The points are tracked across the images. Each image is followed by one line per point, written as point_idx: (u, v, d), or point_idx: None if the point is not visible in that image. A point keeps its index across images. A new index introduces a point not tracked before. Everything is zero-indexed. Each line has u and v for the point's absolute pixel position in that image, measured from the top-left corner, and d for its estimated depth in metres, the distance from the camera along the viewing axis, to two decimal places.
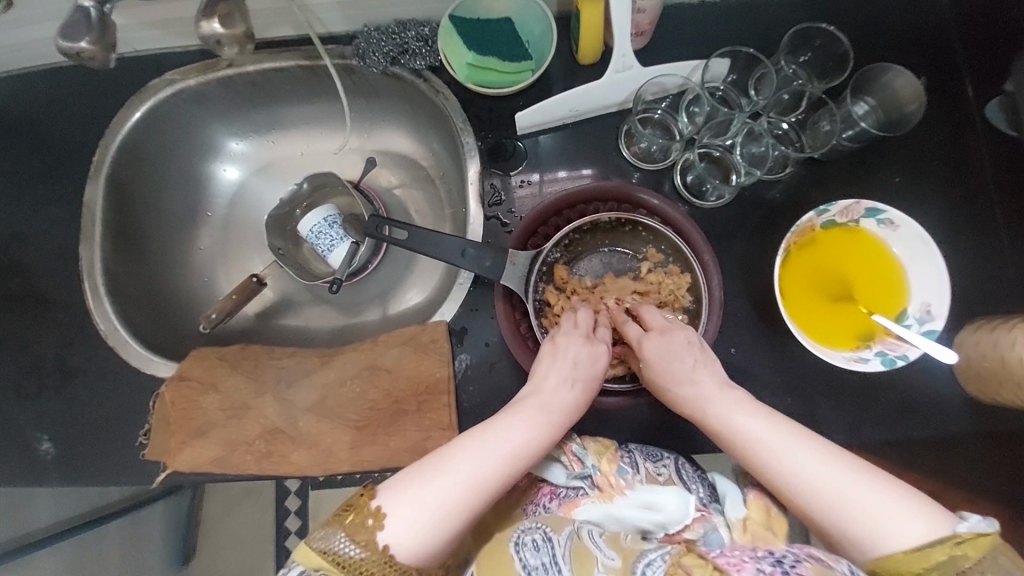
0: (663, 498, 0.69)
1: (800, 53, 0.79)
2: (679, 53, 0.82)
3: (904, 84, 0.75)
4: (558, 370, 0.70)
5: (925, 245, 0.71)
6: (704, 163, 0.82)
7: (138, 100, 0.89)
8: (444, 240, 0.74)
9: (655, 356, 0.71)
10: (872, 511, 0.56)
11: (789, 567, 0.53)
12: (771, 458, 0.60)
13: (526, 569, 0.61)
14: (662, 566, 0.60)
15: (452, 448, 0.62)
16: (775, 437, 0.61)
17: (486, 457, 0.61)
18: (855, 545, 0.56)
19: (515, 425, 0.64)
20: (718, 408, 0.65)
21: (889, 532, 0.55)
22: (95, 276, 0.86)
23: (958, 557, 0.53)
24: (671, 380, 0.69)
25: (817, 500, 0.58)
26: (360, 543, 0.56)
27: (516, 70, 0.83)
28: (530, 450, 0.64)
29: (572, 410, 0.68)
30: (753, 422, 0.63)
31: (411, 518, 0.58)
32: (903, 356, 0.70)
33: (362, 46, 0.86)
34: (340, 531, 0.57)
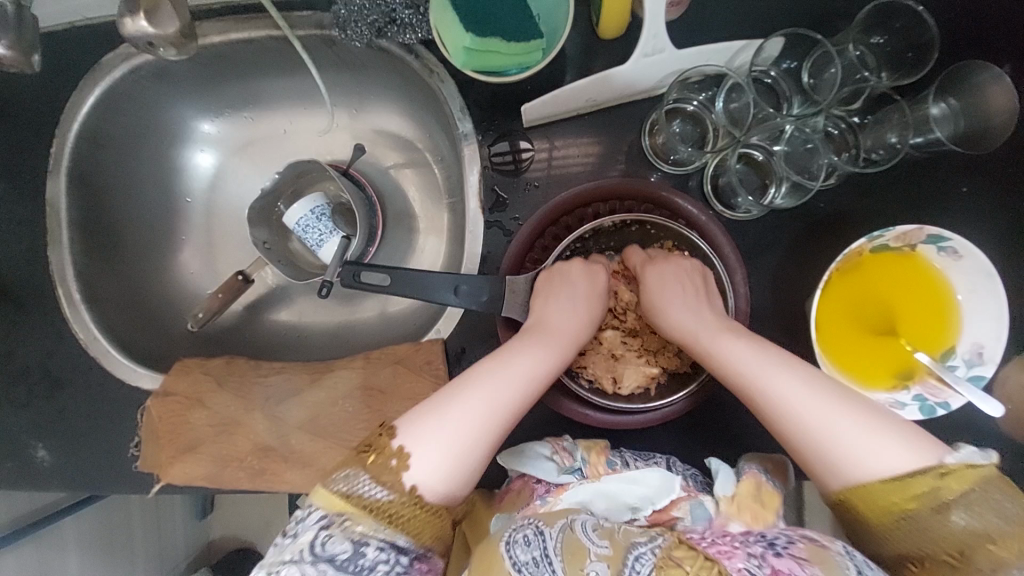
0: (646, 475, 0.67)
1: (873, 34, 0.65)
2: (720, 27, 0.68)
3: (999, 93, 0.61)
4: (560, 299, 0.66)
5: (990, 280, 0.62)
6: (741, 166, 0.71)
7: (91, 80, 0.78)
8: (431, 276, 0.66)
9: (652, 284, 0.68)
10: (861, 436, 0.53)
11: (780, 549, 0.54)
12: (764, 384, 0.58)
13: (517, 567, 0.54)
14: (653, 560, 0.55)
15: (464, 378, 0.60)
16: (770, 364, 0.58)
17: (500, 386, 0.59)
18: (837, 471, 0.54)
19: (523, 351, 0.62)
20: (712, 335, 0.63)
21: (875, 459, 0.53)
22: (68, 280, 0.80)
23: (941, 489, 0.50)
24: (665, 309, 0.66)
25: (804, 427, 0.56)
26: (386, 486, 0.53)
27: (524, 52, 0.67)
28: (544, 373, 0.62)
29: (582, 333, 0.66)
30: (749, 349, 0.60)
31: (437, 454, 0.55)
32: (943, 404, 0.64)
33: (341, 14, 0.72)
34: (364, 473, 0.53)
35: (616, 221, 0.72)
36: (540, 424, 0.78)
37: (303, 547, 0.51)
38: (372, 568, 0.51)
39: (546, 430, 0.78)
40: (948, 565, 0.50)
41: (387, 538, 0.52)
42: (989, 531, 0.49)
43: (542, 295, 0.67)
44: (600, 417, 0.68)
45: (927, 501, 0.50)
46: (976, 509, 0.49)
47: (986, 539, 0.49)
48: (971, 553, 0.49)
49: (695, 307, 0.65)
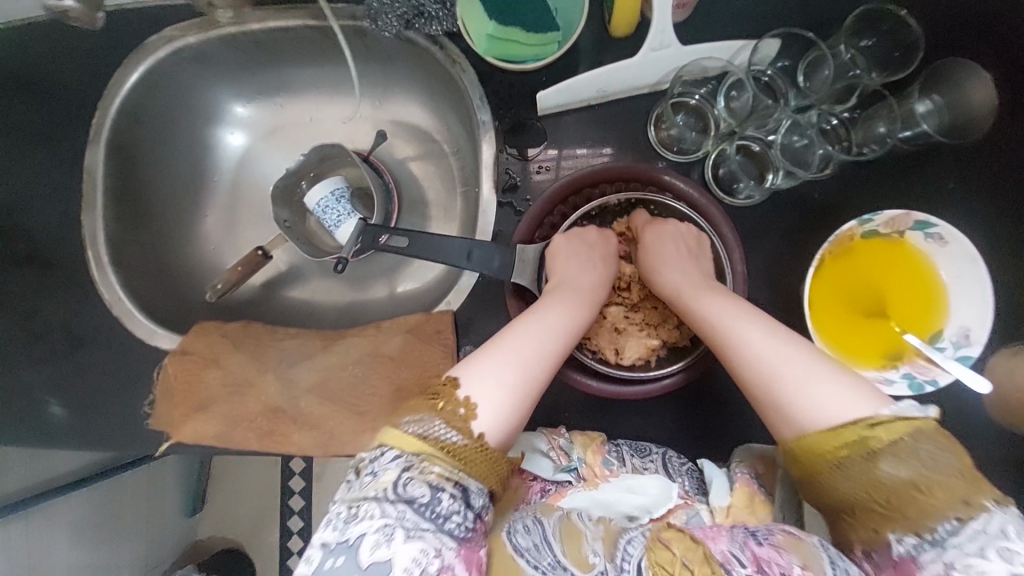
0: (645, 484, 0.69)
1: (863, 36, 0.70)
2: (723, 28, 0.74)
3: (978, 90, 0.67)
4: (581, 259, 0.71)
5: (974, 266, 0.65)
6: (740, 156, 0.76)
7: (135, 59, 0.83)
8: (447, 242, 0.71)
9: (649, 245, 0.72)
10: (812, 383, 0.55)
11: (762, 539, 0.57)
12: (732, 336, 0.61)
13: (519, 551, 0.58)
14: (643, 542, 0.59)
15: (510, 329, 0.63)
16: (741, 317, 0.61)
17: (538, 333, 0.62)
18: (790, 420, 0.56)
19: (553, 305, 0.66)
20: (694, 293, 0.66)
21: (821, 406, 0.54)
22: (98, 244, 0.84)
23: (871, 437, 0.51)
24: (659, 269, 0.70)
25: (763, 373, 0.58)
26: (456, 429, 0.54)
27: (541, 42, 0.75)
28: (574, 325, 0.65)
29: (597, 288, 0.70)
30: (726, 305, 0.64)
31: (492, 397, 0.57)
32: (931, 381, 0.66)
33: (374, 6, 0.78)
34: (437, 418, 0.54)
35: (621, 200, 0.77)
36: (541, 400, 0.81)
37: (385, 486, 0.50)
38: (447, 517, 0.50)
39: (546, 407, 0.80)
40: (879, 513, 0.51)
41: (461, 485, 0.52)
42: (917, 481, 0.50)
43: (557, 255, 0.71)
44: (603, 386, 0.71)
45: (857, 449, 0.52)
46: (903, 458, 0.50)
47: (912, 489, 0.50)
48: (898, 501, 0.50)
49: (684, 267, 0.69)
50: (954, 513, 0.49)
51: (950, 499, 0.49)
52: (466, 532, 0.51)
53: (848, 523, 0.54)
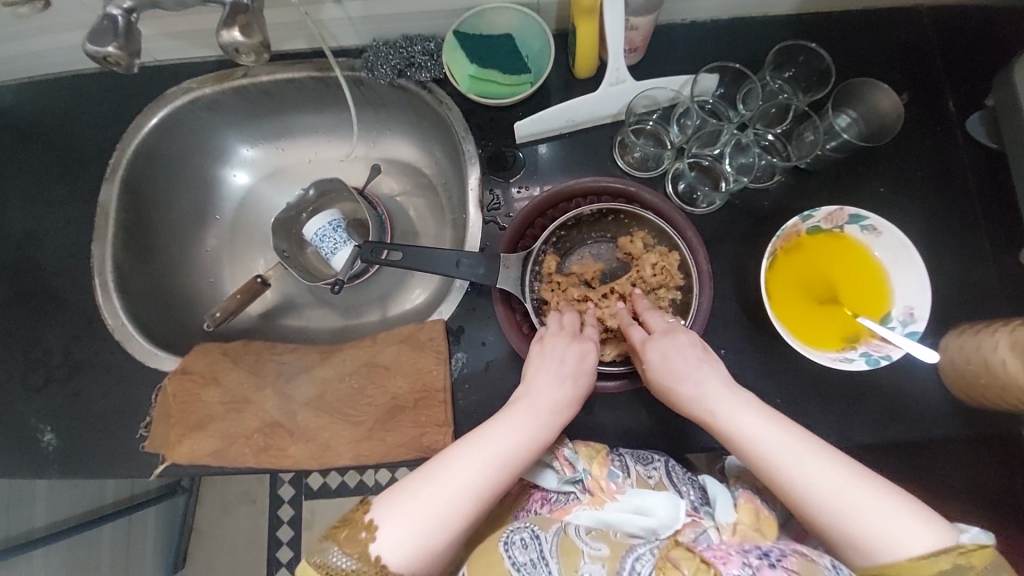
0: (653, 503, 0.70)
1: (785, 69, 0.84)
2: (670, 68, 0.87)
3: (885, 99, 0.78)
4: (550, 370, 0.71)
5: (906, 251, 0.74)
6: (694, 171, 0.86)
7: (156, 106, 0.94)
8: (439, 253, 0.77)
9: (655, 362, 0.71)
10: (887, 525, 0.58)
11: (775, 561, 0.60)
12: (778, 462, 0.62)
13: (516, 566, 0.63)
14: (652, 561, 0.63)
15: (449, 459, 0.64)
16: (776, 442, 0.63)
17: (482, 462, 0.63)
18: (862, 552, 0.59)
19: (504, 431, 0.66)
20: (731, 407, 0.66)
21: (895, 542, 0.58)
22: (106, 272, 0.89)
23: (961, 565, 0.56)
24: (677, 385, 0.69)
25: (830, 508, 0.60)
26: (353, 555, 0.59)
27: (516, 83, 0.88)
28: (519, 454, 0.65)
29: (565, 409, 0.70)
30: (757, 424, 0.65)
31: (411, 532, 0.60)
32: (886, 356, 0.72)
33: (370, 58, 0.91)
34: (334, 546, 0.60)
35: (593, 211, 0.84)
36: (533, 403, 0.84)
37: None
38: None
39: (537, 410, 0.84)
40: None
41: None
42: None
43: (538, 366, 0.72)
44: None
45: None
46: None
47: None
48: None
49: (705, 379, 0.68)
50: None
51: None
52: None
53: None
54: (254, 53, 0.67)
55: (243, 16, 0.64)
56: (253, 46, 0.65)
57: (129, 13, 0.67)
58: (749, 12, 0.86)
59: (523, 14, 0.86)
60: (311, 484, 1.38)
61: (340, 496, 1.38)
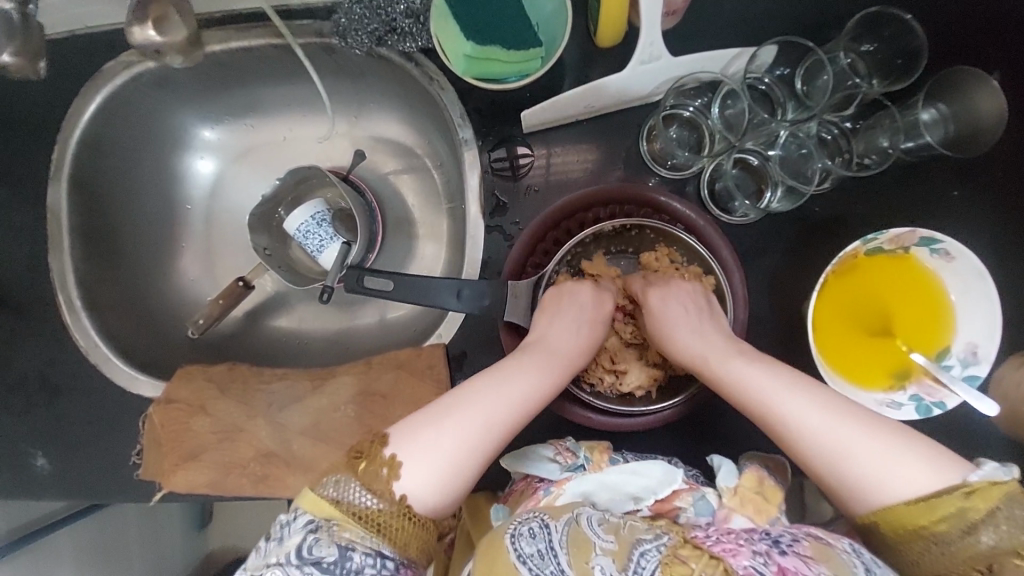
0: (647, 466, 0.67)
1: (863, 41, 0.66)
2: (716, 36, 0.69)
3: (986, 99, 0.63)
4: (563, 317, 0.68)
5: (982, 280, 0.63)
6: (737, 171, 0.72)
7: (91, 88, 0.78)
8: (434, 281, 0.67)
9: (655, 306, 0.69)
10: (892, 460, 0.52)
11: (787, 547, 0.54)
12: (773, 404, 0.58)
13: (522, 559, 0.53)
14: (659, 556, 0.55)
15: (462, 392, 0.60)
16: (782, 383, 0.58)
17: (496, 399, 0.59)
18: (865, 495, 0.53)
19: (518, 369, 0.63)
20: (721, 355, 0.63)
21: (898, 482, 0.52)
22: (69, 287, 0.80)
23: (967, 509, 0.49)
24: (671, 332, 0.66)
25: (828, 446, 0.55)
26: (376, 494, 0.53)
27: (524, 59, 0.69)
28: (535, 391, 0.62)
29: (579, 353, 0.67)
30: (756, 370, 0.60)
31: (428, 467, 0.55)
32: (938, 403, 0.65)
33: (342, 23, 0.73)
34: (354, 480, 0.54)
35: (616, 225, 0.72)
36: (543, 424, 0.79)
37: (289, 551, 0.51)
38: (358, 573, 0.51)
39: (545, 431, 0.79)
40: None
41: (374, 546, 0.52)
42: (1016, 548, 0.48)
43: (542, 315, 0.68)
44: (599, 419, 0.71)
45: (957, 522, 0.49)
46: (1004, 530, 0.48)
47: (1013, 557, 0.48)
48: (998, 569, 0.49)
49: (699, 330, 0.66)
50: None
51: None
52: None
53: None
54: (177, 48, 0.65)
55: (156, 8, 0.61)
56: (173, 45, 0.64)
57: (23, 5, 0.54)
58: None
59: None
60: None
61: None
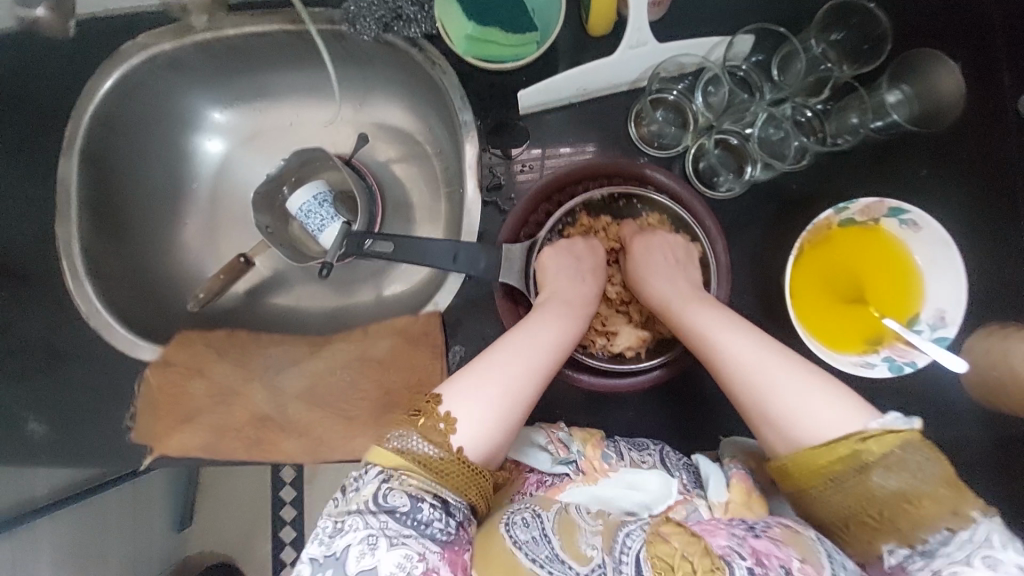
0: (645, 478, 0.67)
1: (832, 30, 0.73)
2: (698, 26, 0.75)
3: (947, 79, 0.68)
4: (567, 266, 0.73)
5: (946, 249, 0.67)
6: (719, 150, 0.77)
7: (109, 67, 0.82)
8: (432, 243, 0.71)
9: (638, 254, 0.73)
10: (804, 400, 0.56)
11: (759, 531, 0.55)
12: (714, 344, 0.63)
13: (518, 544, 0.55)
14: (643, 535, 0.55)
15: (501, 346, 0.64)
16: (726, 327, 0.63)
17: (531, 347, 0.64)
18: (781, 432, 0.57)
19: (547, 319, 0.67)
20: (682, 304, 0.68)
21: (807, 421, 0.56)
22: (74, 255, 0.82)
23: (861, 451, 0.53)
24: (649, 282, 0.71)
25: (752, 382, 0.60)
26: (433, 444, 0.55)
27: (520, 42, 0.75)
28: (565, 339, 0.66)
29: (590, 299, 0.72)
30: (709, 316, 0.65)
31: (479, 415, 0.58)
32: (910, 362, 0.68)
33: (351, 9, 0.78)
34: (414, 432, 0.56)
35: (604, 194, 0.77)
36: None
37: (366, 499, 0.53)
38: (427, 523, 0.52)
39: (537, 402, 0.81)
40: (871, 525, 0.53)
41: (439, 496, 0.54)
42: (907, 494, 0.52)
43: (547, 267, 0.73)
44: (590, 379, 0.74)
45: (852, 464, 0.53)
46: (897, 472, 0.52)
47: (904, 501, 0.52)
48: (890, 513, 0.52)
49: (672, 279, 0.71)
50: (945, 523, 0.51)
51: (940, 508, 0.51)
52: (449, 537, 0.53)
53: (844, 531, 0.55)
54: None
55: None
56: None
57: None
58: None
59: None
60: None
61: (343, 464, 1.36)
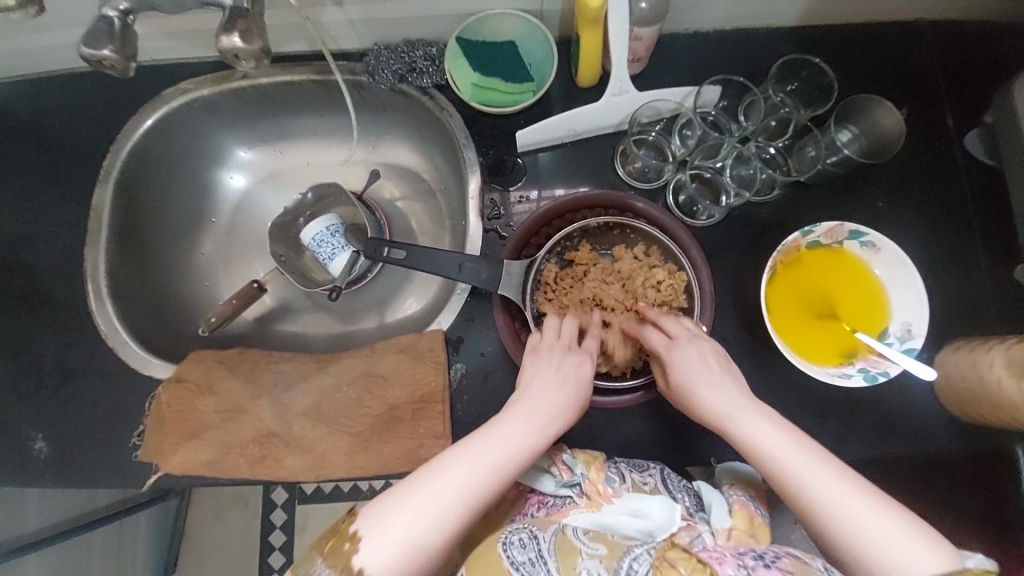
0: (648, 505, 0.68)
1: (787, 82, 0.85)
2: (673, 79, 0.87)
3: (886, 117, 0.79)
4: (544, 377, 0.69)
5: (905, 267, 0.75)
6: (695, 184, 0.86)
7: (152, 108, 0.92)
8: (441, 256, 0.79)
9: (676, 365, 0.70)
10: (898, 540, 0.54)
11: (769, 562, 0.58)
12: (790, 472, 0.59)
13: (514, 565, 0.62)
14: (648, 560, 0.62)
15: (439, 462, 0.59)
16: (802, 452, 0.59)
17: (475, 468, 0.59)
18: (867, 567, 0.54)
19: (499, 433, 0.62)
20: (745, 418, 0.63)
21: (903, 559, 0.53)
22: (99, 277, 0.88)
23: None
24: (697, 390, 0.67)
25: (835, 516, 0.56)
26: (337, 568, 0.54)
27: (516, 91, 0.88)
28: (512, 461, 0.60)
29: (558, 412, 0.66)
30: (775, 433, 0.61)
31: (395, 539, 0.54)
32: (883, 372, 0.73)
33: (372, 63, 0.90)
34: (321, 560, 0.55)
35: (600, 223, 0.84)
36: None
37: None
38: None
39: None
40: None
41: None
42: None
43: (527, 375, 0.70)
44: None
45: None
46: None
47: None
48: None
49: (722, 389, 0.66)
50: None
51: None
52: None
53: None
54: (254, 60, 0.69)
55: (243, 23, 0.66)
56: (253, 52, 0.66)
57: (125, 15, 0.66)
58: (752, 23, 0.86)
59: (525, 23, 0.86)
60: (303, 489, 1.33)
61: (336, 500, 1.34)
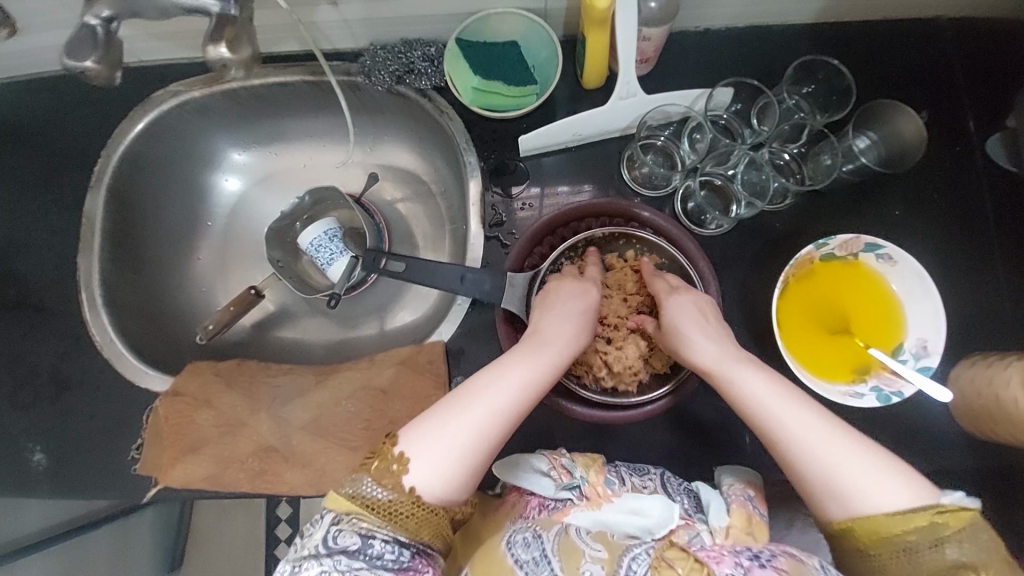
0: (648, 505, 0.67)
1: (803, 84, 0.81)
2: (682, 81, 0.83)
3: (907, 124, 0.76)
4: (552, 312, 0.69)
5: (922, 281, 0.72)
6: (705, 192, 0.83)
7: (142, 110, 0.89)
8: (441, 267, 0.76)
9: (673, 314, 0.70)
10: (875, 475, 0.55)
11: (765, 561, 0.55)
12: (772, 417, 0.59)
13: (519, 564, 0.61)
14: (648, 560, 0.59)
15: (464, 388, 0.61)
16: (784, 397, 0.60)
17: (498, 394, 0.60)
18: (840, 503, 0.56)
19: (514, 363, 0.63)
20: (733, 367, 0.63)
21: (876, 494, 0.55)
22: (93, 287, 0.86)
23: (938, 524, 0.53)
24: (686, 336, 0.68)
25: (815, 457, 0.57)
26: (387, 487, 0.56)
27: (521, 94, 0.84)
28: (532, 388, 0.62)
29: (570, 342, 0.67)
30: (764, 383, 0.61)
31: (437, 458, 0.57)
32: (897, 392, 0.71)
33: (368, 63, 0.86)
34: (367, 476, 0.57)
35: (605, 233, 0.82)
36: (535, 425, 0.82)
37: (317, 544, 0.54)
38: (381, 558, 0.54)
39: (536, 433, 0.82)
40: None
41: (391, 533, 0.55)
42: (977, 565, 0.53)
43: (543, 312, 0.70)
44: (583, 411, 0.76)
45: (925, 535, 0.54)
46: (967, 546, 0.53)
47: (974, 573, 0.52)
48: None
49: (714, 337, 0.67)
50: None
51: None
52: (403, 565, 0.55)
53: None
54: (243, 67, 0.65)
55: (231, 29, 0.63)
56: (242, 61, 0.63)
57: (108, 22, 0.63)
58: (766, 21, 0.82)
59: (529, 22, 0.83)
60: None
61: None
